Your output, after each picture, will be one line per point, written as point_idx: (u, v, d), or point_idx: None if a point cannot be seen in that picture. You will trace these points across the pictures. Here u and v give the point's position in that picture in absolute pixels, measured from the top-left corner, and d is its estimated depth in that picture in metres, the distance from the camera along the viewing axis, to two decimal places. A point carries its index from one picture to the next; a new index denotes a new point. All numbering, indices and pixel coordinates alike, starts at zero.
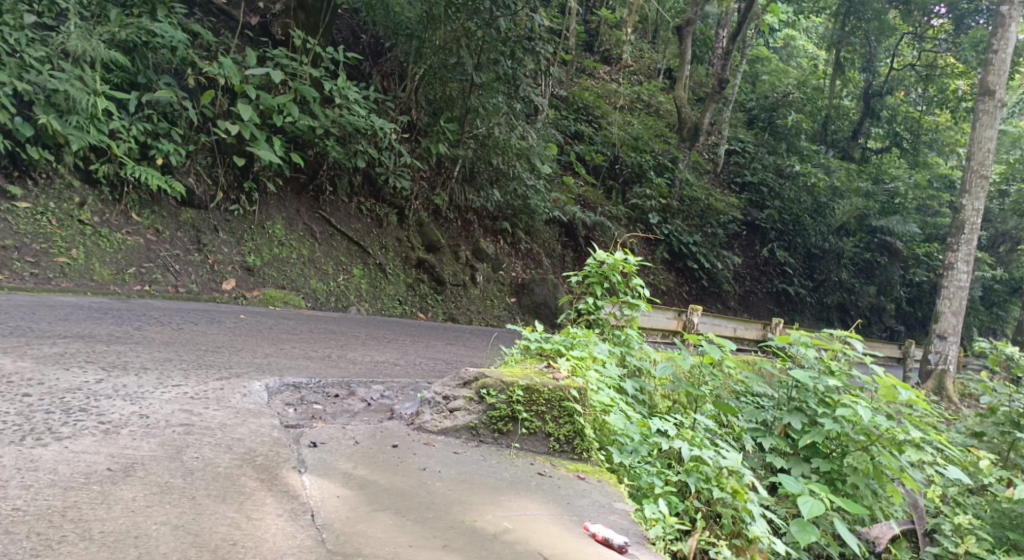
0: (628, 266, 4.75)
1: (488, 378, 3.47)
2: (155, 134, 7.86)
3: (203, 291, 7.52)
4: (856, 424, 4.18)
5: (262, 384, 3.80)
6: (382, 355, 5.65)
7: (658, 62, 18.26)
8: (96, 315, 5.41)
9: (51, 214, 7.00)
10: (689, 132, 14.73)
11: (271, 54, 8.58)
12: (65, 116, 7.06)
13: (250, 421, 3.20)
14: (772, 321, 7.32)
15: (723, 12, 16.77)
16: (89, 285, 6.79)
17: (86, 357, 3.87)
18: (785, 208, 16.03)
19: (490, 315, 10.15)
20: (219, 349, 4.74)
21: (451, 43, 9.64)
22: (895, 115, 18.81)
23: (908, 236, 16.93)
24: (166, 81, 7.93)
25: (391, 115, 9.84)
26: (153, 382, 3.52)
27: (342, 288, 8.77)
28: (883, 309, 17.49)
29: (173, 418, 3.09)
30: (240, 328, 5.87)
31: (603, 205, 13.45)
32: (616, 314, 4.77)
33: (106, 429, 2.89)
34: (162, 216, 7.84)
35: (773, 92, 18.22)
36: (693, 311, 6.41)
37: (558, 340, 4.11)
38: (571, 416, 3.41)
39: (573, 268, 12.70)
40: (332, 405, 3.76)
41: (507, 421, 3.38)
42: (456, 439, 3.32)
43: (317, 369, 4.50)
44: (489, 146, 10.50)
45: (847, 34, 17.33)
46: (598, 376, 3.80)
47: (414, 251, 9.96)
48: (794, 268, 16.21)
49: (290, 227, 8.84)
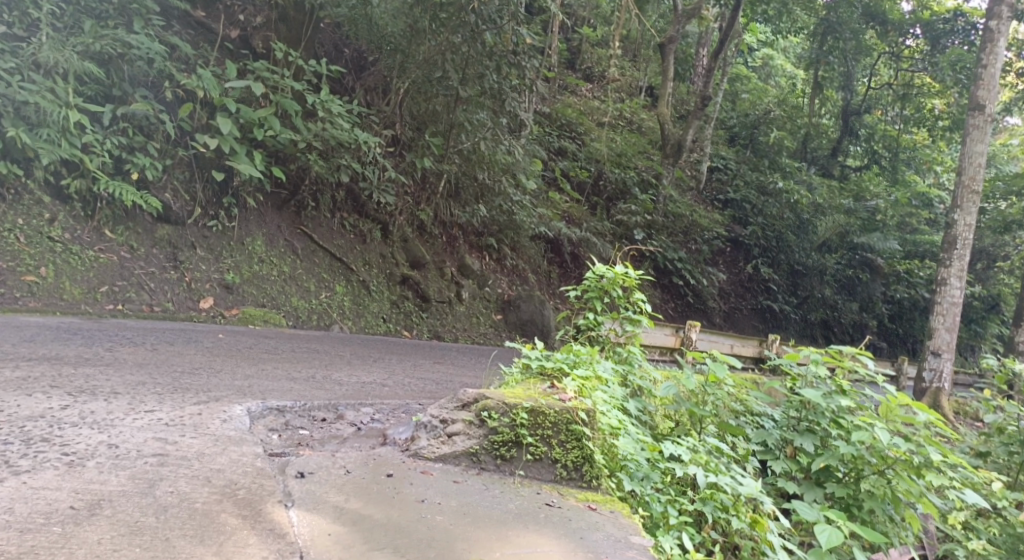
0: (629, 279, 4.53)
1: (489, 400, 3.24)
2: (130, 148, 7.57)
3: (180, 310, 7.23)
4: (873, 447, 4.02)
5: (243, 408, 3.53)
6: (369, 375, 5.38)
7: (640, 80, 18.17)
8: (64, 335, 5.11)
9: (19, 232, 6.67)
10: (673, 148, 14.65)
11: (251, 66, 8.32)
12: (35, 129, 6.77)
13: (231, 450, 2.93)
14: (770, 338, 7.14)
15: (704, 30, 16.70)
16: (59, 305, 6.47)
17: (51, 382, 3.57)
18: (769, 224, 15.99)
19: (476, 332, 9.91)
20: (197, 370, 4.45)
21: (436, 56, 9.45)
22: (874, 132, 18.66)
23: (890, 253, 16.97)
24: (142, 94, 7.64)
25: (374, 130, 9.65)
26: (124, 408, 3.24)
27: (325, 306, 8.49)
28: (867, 326, 17.36)
29: (146, 448, 2.81)
30: (219, 348, 5.57)
31: (588, 221, 13.31)
32: (616, 330, 4.57)
33: (71, 461, 2.61)
34: (136, 233, 7.54)
35: (754, 110, 18.18)
36: (691, 327, 6.24)
37: (560, 358, 3.88)
38: (579, 441, 3.18)
39: (559, 285, 12.54)
40: (320, 430, 3.51)
41: (511, 446, 3.15)
42: (455, 466, 3.09)
43: (302, 391, 4.23)
44: (474, 160, 10.42)
45: (825, 53, 17.26)
46: (605, 397, 3.55)
47: (398, 267, 9.73)
48: (779, 284, 16.13)
49: (271, 243, 8.56)
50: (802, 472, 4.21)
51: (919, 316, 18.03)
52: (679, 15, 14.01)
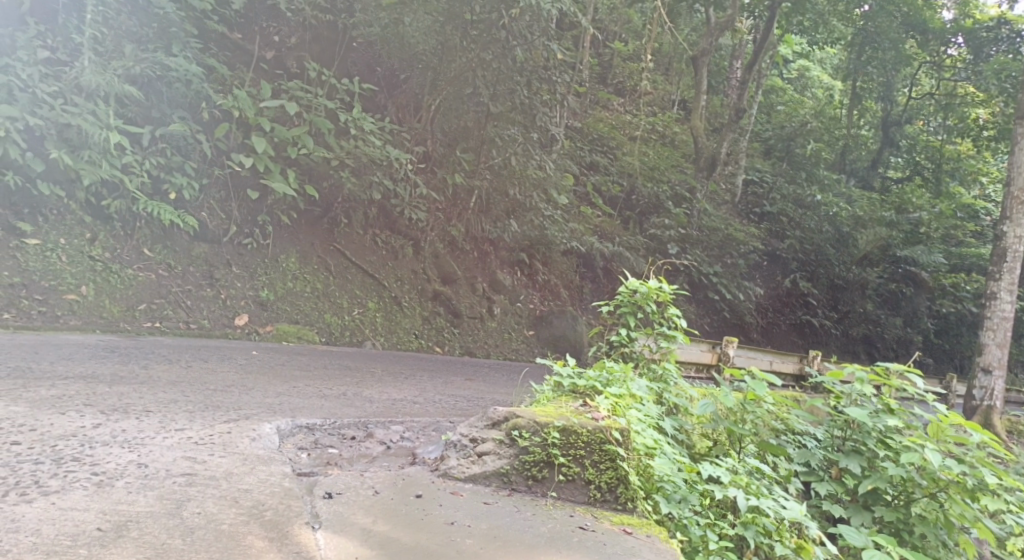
0: (663, 294, 4.41)
1: (520, 419, 3.16)
2: (168, 168, 7.69)
3: (215, 327, 7.28)
4: (923, 469, 3.86)
5: (273, 426, 3.51)
6: (400, 392, 5.33)
7: (672, 94, 17.99)
8: (102, 353, 5.16)
9: (61, 251, 6.80)
10: (706, 161, 14.47)
11: (286, 85, 8.43)
12: (77, 151, 6.92)
13: (259, 470, 2.89)
14: (810, 354, 6.95)
15: (737, 42, 16.51)
16: (98, 322, 6.56)
17: (85, 400, 3.59)
18: (807, 237, 15.62)
19: (509, 348, 9.83)
20: (229, 389, 4.45)
21: (467, 73, 9.44)
22: (916, 144, 18.48)
23: (934, 266, 16.50)
24: (179, 115, 7.77)
25: (405, 146, 9.74)
26: (154, 427, 3.23)
27: (357, 322, 8.50)
28: (911, 342, 16.87)
29: (174, 467, 2.79)
30: (253, 366, 5.59)
31: (621, 235, 13.20)
32: (650, 347, 4.47)
33: (100, 481, 2.60)
34: (174, 251, 7.65)
35: (790, 122, 17.91)
36: (728, 343, 6.09)
37: (593, 375, 3.79)
38: (613, 461, 3.07)
39: (592, 300, 12.44)
40: (348, 448, 3.47)
41: (542, 466, 3.06)
42: (486, 487, 3.01)
43: (333, 409, 4.21)
44: (505, 175, 10.46)
45: (863, 64, 16.92)
46: (639, 416, 3.44)
47: (430, 283, 9.74)
48: (818, 299, 15.81)
49: (304, 260, 8.62)
50: (847, 495, 4.06)
51: (966, 333, 17.46)
52: (713, 27, 13.90)
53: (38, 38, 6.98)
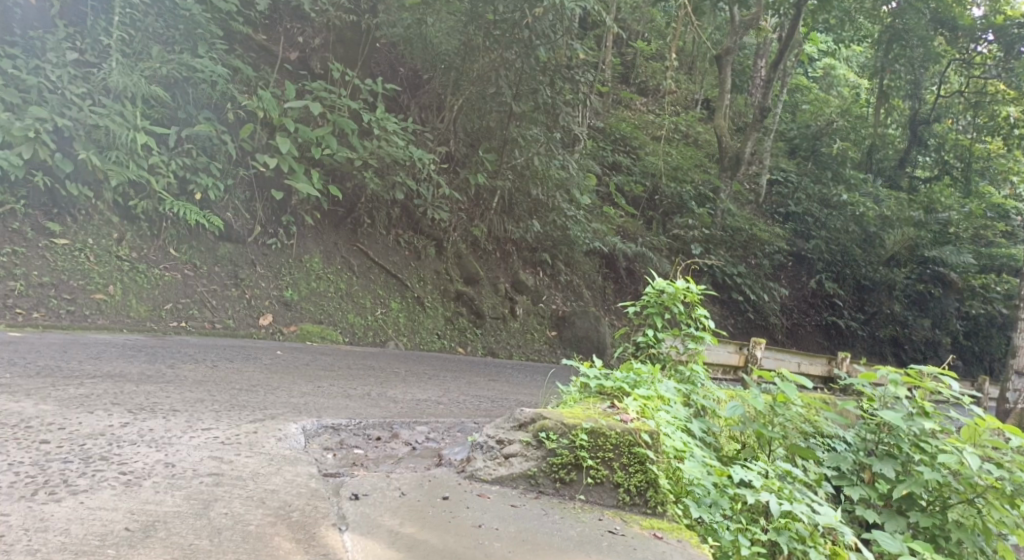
0: (690, 294, 4.35)
1: (547, 420, 3.13)
2: (194, 169, 7.75)
3: (240, 327, 7.32)
4: (960, 474, 3.77)
5: (299, 426, 3.50)
6: (425, 393, 5.31)
7: (695, 93, 17.83)
8: (130, 352, 5.20)
9: (89, 251, 6.87)
10: (730, 161, 14.34)
11: (310, 86, 8.45)
12: (105, 152, 6.99)
13: (286, 470, 2.88)
14: (840, 356, 6.83)
15: (761, 41, 16.47)
16: (125, 322, 6.62)
17: (112, 399, 3.60)
18: (833, 238, 15.49)
19: (531, 349, 9.80)
20: (254, 388, 4.44)
21: (490, 72, 9.50)
22: (944, 143, 18.00)
23: (964, 267, 16.19)
24: (205, 115, 7.82)
25: (428, 146, 9.70)
26: (181, 426, 3.23)
27: (380, 322, 8.51)
28: (940, 344, 16.57)
29: (201, 467, 2.78)
30: (277, 365, 5.60)
31: (644, 235, 13.12)
32: (678, 348, 4.40)
33: (128, 480, 2.60)
34: (200, 251, 7.70)
35: (816, 120, 17.63)
36: (756, 344, 6.00)
37: (620, 377, 3.74)
38: (642, 464, 3.03)
39: (615, 300, 12.37)
40: (374, 449, 3.45)
41: (570, 469, 3.02)
42: (513, 489, 2.97)
43: (357, 409, 4.19)
44: (527, 175, 10.36)
45: (891, 61, 16.59)
46: (668, 418, 3.38)
47: (452, 283, 9.73)
48: (844, 300, 15.64)
49: (328, 260, 8.65)
50: (880, 500, 3.98)
51: (995, 333, 17.44)
52: (737, 26, 13.79)
53: (66, 41, 7.05)
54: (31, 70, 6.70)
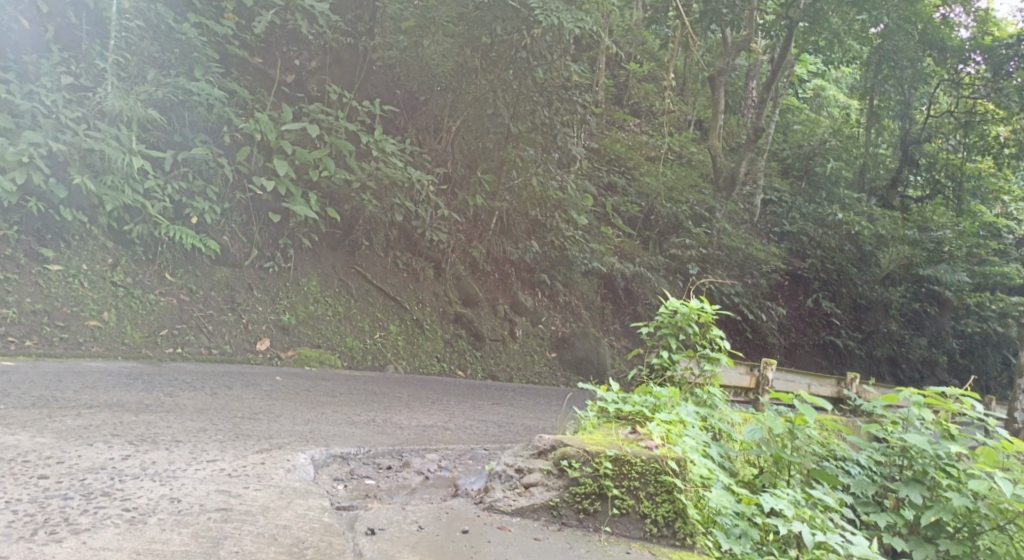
0: (705, 314, 4.27)
1: (569, 448, 3.02)
2: (190, 193, 7.64)
3: (237, 352, 7.18)
4: (989, 498, 3.68)
5: (307, 455, 3.36)
6: (430, 418, 5.18)
7: (688, 114, 17.84)
8: (125, 381, 5.04)
9: (83, 277, 6.73)
10: (725, 181, 14.31)
11: (307, 108, 8.37)
12: (100, 176, 6.87)
13: (296, 503, 2.74)
14: (849, 377, 6.72)
15: (751, 63, 16.56)
16: (120, 348, 6.47)
17: (112, 430, 3.45)
18: (829, 257, 15.52)
19: (531, 371, 9.66)
20: (256, 416, 4.30)
21: (488, 93, 9.43)
22: (935, 162, 18.10)
23: (958, 286, 16.12)
24: (202, 139, 7.72)
25: (426, 167, 9.64)
26: (186, 458, 3.09)
27: (379, 346, 8.37)
28: (936, 362, 16.47)
29: (208, 502, 2.64)
30: (277, 392, 5.44)
31: (641, 256, 13.06)
32: (693, 369, 4.30)
33: (132, 518, 2.45)
34: (196, 275, 7.57)
35: (808, 140, 17.62)
36: (766, 365, 5.89)
37: (638, 401, 3.63)
38: (670, 493, 2.92)
39: (613, 321, 12.27)
40: (386, 479, 3.32)
41: (594, 499, 2.90)
42: (535, 521, 2.85)
43: (364, 437, 4.05)
44: (524, 197, 10.42)
45: (880, 81, 16.80)
46: (692, 444, 3.28)
47: (451, 305, 9.62)
48: (841, 319, 15.64)
49: (325, 283, 8.53)
50: (906, 526, 3.87)
51: (990, 352, 17.28)
52: (729, 47, 13.90)
53: (61, 65, 6.96)
54: (26, 94, 6.60)
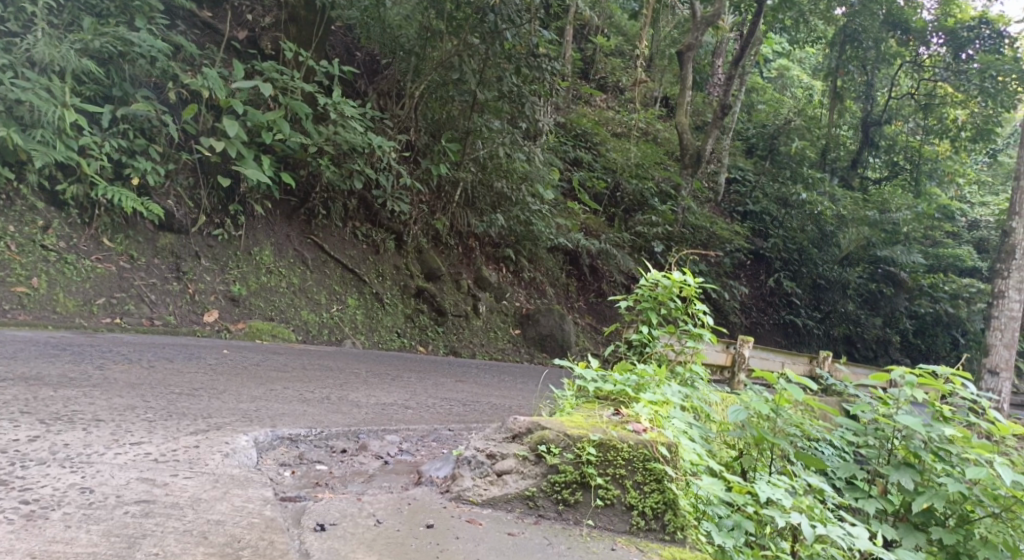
0: (688, 288, 3.97)
1: (547, 431, 2.70)
2: (131, 151, 7.07)
3: (182, 324, 6.69)
4: (984, 485, 3.50)
5: (249, 437, 2.96)
6: (389, 396, 4.82)
7: (655, 90, 17.52)
8: (52, 352, 4.58)
9: (10, 239, 6.14)
10: (691, 158, 13.98)
11: (260, 66, 7.78)
12: (29, 130, 6.25)
13: (233, 495, 2.36)
14: (823, 355, 6.51)
15: (719, 40, 16.52)
16: (51, 318, 5.95)
17: (22, 407, 3.02)
18: (790, 237, 15.55)
19: (494, 348, 9.33)
20: (196, 392, 3.89)
21: (453, 58, 8.94)
22: (894, 144, 17.95)
23: (913, 266, 16.23)
24: (144, 94, 7.13)
25: (389, 134, 9.11)
26: (105, 440, 2.68)
27: (336, 320, 7.94)
28: (890, 343, 16.47)
29: (127, 493, 2.25)
30: (224, 365, 5.03)
31: (606, 232, 12.88)
32: (674, 346, 4.02)
33: (30, 513, 2.05)
34: (137, 241, 7.02)
35: (772, 120, 17.50)
36: (743, 343, 5.63)
37: (620, 379, 3.34)
38: (659, 482, 2.61)
39: (578, 298, 12.06)
40: (340, 465, 2.95)
41: (576, 489, 2.59)
42: (508, 513, 2.53)
43: (317, 416, 3.68)
44: (489, 169, 9.92)
45: (844, 62, 16.84)
46: (681, 426, 2.97)
47: (413, 279, 9.21)
48: (801, 299, 15.71)
49: (280, 253, 8.03)
50: (894, 513, 3.67)
51: (941, 332, 16.92)
52: (698, 22, 13.41)
53: None
54: None
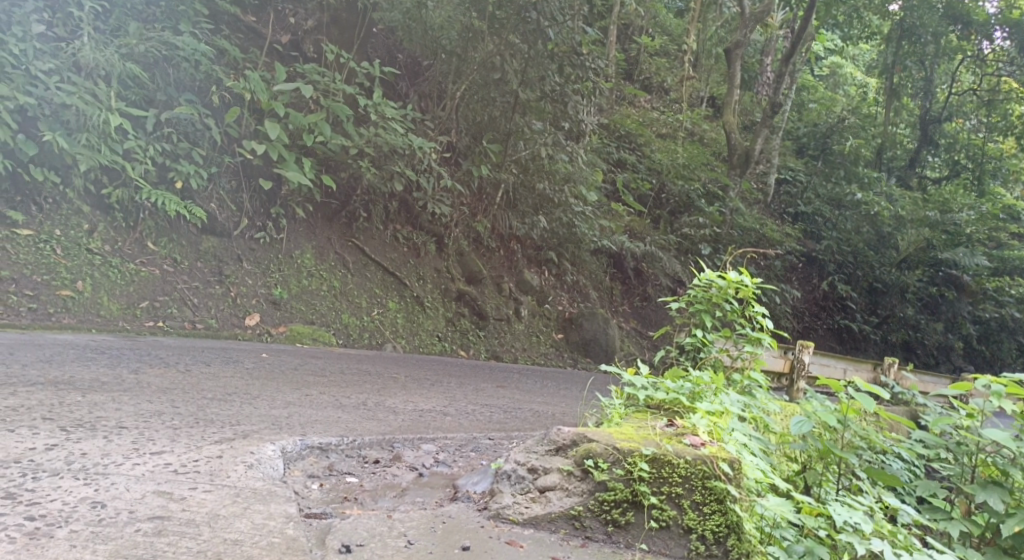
0: (745, 288, 3.68)
1: (594, 444, 2.52)
2: (174, 155, 7.05)
3: (224, 328, 6.62)
4: None
5: (277, 447, 2.79)
6: (428, 402, 4.63)
7: (701, 90, 16.53)
8: (90, 355, 4.50)
9: (56, 243, 6.16)
10: (739, 158, 13.66)
11: (301, 68, 7.71)
12: (74, 134, 6.25)
13: (254, 511, 2.18)
14: (887, 362, 6.11)
15: (768, 38, 16.00)
16: (94, 321, 5.92)
17: (45, 413, 2.90)
18: (845, 239, 14.84)
19: (537, 352, 9.10)
20: (229, 398, 3.76)
21: (494, 58, 8.75)
22: (955, 143, 17.07)
23: (976, 270, 15.36)
24: (187, 98, 7.11)
25: (430, 136, 8.97)
26: (124, 449, 2.53)
27: (377, 324, 7.81)
28: (952, 349, 15.64)
29: (141, 508, 2.09)
30: (260, 369, 4.90)
31: (652, 234, 12.53)
32: (731, 352, 3.74)
33: (34, 531, 1.91)
34: (180, 245, 6.99)
35: (825, 119, 16.29)
36: (803, 349, 5.30)
37: (673, 387, 3.11)
38: (720, 503, 2.40)
39: (622, 302, 11.75)
40: (372, 477, 2.76)
41: (626, 509, 2.40)
42: (552, 534, 2.34)
43: (350, 424, 3.50)
44: (532, 170, 9.74)
45: (901, 58, 16.11)
46: (743, 439, 2.74)
47: (454, 282, 9.04)
48: (856, 302, 15.13)
49: (321, 257, 7.94)
50: (981, 537, 3.36)
51: (1006, 338, 16.00)
52: (746, 18, 12.98)
53: (34, 12, 6.33)
54: None
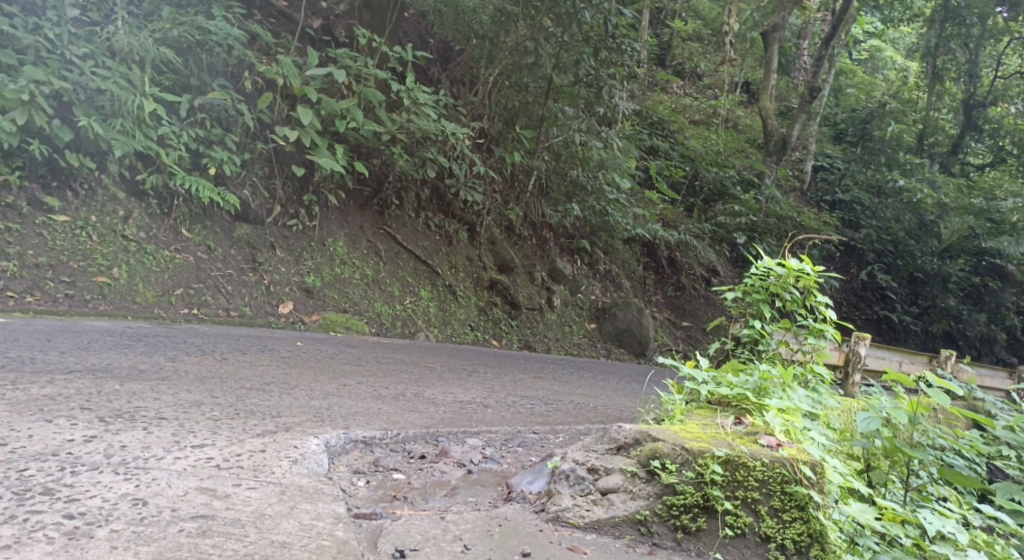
0: (807, 277, 3.48)
1: (661, 443, 2.40)
2: (208, 141, 6.97)
3: (258, 316, 6.56)
4: None
5: (320, 441, 2.67)
6: (467, 393, 4.49)
7: (736, 75, 16.34)
8: (126, 343, 4.45)
9: (92, 229, 6.11)
10: (777, 146, 13.26)
11: (334, 53, 7.58)
12: (109, 119, 6.18)
13: (301, 510, 2.05)
14: (944, 354, 5.87)
15: (806, 21, 15.56)
16: (130, 308, 5.87)
17: (83, 403, 2.81)
18: (885, 228, 14.49)
19: (570, 343, 8.94)
20: (267, 387, 3.66)
21: (528, 42, 8.53)
22: (1001, 128, 16.27)
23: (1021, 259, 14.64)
24: (220, 83, 7.02)
25: (462, 121, 8.75)
26: (164, 442, 2.43)
27: (409, 312, 7.70)
28: (994, 340, 15.12)
29: (184, 506, 1.98)
30: (296, 358, 4.79)
31: (686, 222, 12.26)
32: (790, 344, 3.55)
33: (73, 530, 1.80)
34: (214, 232, 6.93)
35: (864, 104, 16.00)
36: (859, 341, 5.09)
37: (737, 381, 2.97)
38: (801, 510, 2.28)
39: (656, 291, 11.53)
40: (418, 474, 2.63)
41: (697, 514, 2.27)
42: (615, 540, 2.21)
43: (392, 416, 3.37)
44: (564, 157, 9.55)
45: (944, 40, 15.62)
46: (816, 438, 2.60)
47: (486, 271, 8.90)
48: (896, 293, 14.71)
49: (353, 244, 7.84)
50: None
51: None
52: (784, 1, 12.57)
53: None
54: (31, 28, 5.94)
